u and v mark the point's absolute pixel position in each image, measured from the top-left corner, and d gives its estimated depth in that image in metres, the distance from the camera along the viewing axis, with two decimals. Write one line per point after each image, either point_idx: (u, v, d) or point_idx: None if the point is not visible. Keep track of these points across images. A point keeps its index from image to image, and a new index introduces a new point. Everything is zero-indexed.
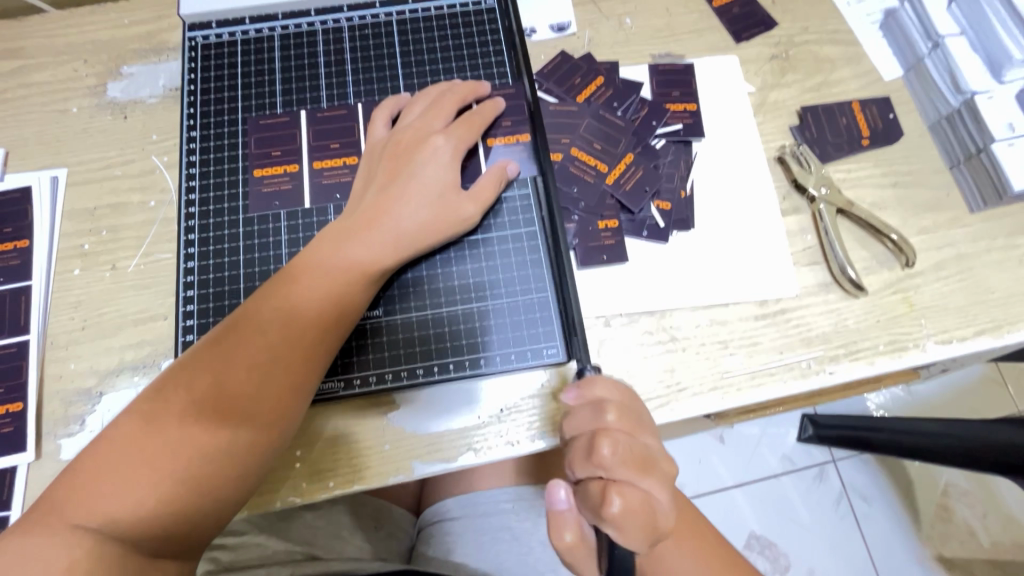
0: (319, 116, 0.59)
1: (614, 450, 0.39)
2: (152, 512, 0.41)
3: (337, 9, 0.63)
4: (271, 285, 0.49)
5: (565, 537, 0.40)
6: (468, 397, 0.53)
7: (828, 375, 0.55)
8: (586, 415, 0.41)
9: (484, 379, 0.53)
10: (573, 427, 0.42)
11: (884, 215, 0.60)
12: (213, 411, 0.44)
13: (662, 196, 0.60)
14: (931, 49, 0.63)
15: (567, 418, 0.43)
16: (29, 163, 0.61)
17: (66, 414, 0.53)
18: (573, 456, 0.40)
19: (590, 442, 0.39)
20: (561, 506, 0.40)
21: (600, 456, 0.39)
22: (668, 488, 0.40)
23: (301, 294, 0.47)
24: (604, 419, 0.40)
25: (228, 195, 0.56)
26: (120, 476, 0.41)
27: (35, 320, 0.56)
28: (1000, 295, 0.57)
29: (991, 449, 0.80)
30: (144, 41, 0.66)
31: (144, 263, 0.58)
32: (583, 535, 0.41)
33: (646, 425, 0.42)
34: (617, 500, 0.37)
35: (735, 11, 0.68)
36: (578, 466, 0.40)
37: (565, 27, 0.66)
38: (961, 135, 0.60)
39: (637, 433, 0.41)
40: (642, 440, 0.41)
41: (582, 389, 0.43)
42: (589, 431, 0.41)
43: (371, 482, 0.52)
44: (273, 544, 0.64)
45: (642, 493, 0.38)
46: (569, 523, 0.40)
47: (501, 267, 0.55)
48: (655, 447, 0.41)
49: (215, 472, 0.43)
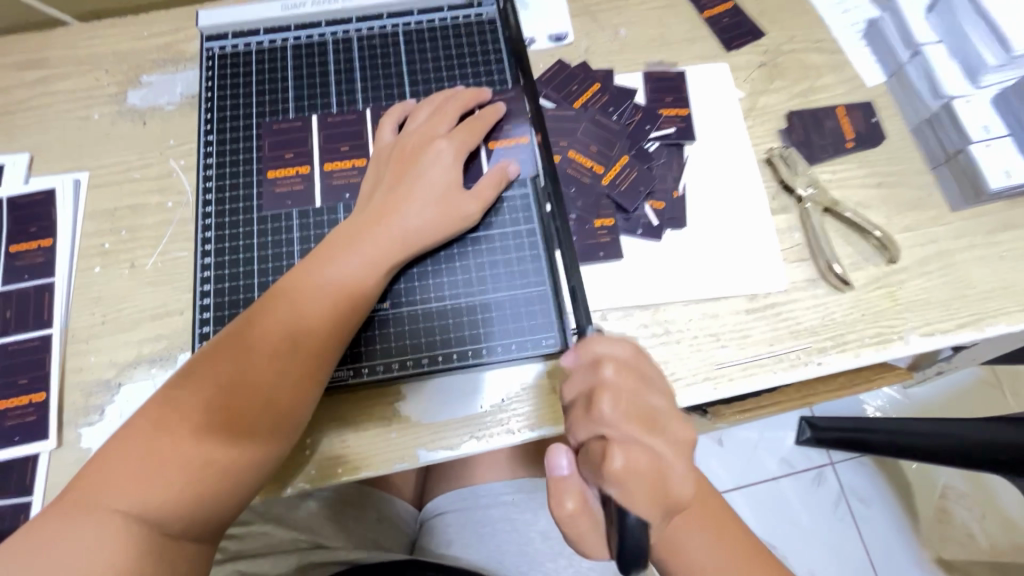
0: (330, 120, 0.62)
1: (613, 406, 0.39)
2: (177, 496, 0.43)
3: (347, 20, 0.66)
4: (284, 281, 0.51)
5: (567, 503, 0.40)
6: (468, 388, 0.56)
7: (817, 366, 0.57)
8: (584, 377, 0.41)
9: (487, 370, 0.56)
10: (573, 389, 0.42)
11: (868, 214, 0.63)
12: (232, 399, 0.46)
13: (656, 196, 0.62)
14: (912, 56, 0.66)
15: (568, 381, 0.42)
16: (53, 166, 0.64)
17: (86, 404, 0.56)
18: (573, 415, 0.41)
19: (590, 400, 0.40)
20: (561, 472, 0.41)
21: (599, 413, 0.39)
22: (677, 446, 0.40)
23: (314, 288, 0.50)
24: (604, 374, 0.40)
25: (243, 196, 0.59)
26: (144, 462, 0.43)
27: (58, 315, 0.58)
28: (981, 289, 0.59)
29: (984, 445, 0.82)
30: (163, 52, 0.69)
31: (162, 261, 0.60)
32: (586, 502, 0.41)
33: (652, 382, 0.41)
34: (619, 456, 0.37)
35: (725, 22, 0.71)
36: (580, 424, 0.40)
37: (562, 37, 0.69)
38: (941, 137, 0.63)
39: (642, 392, 0.40)
40: (647, 398, 0.40)
41: (580, 352, 0.42)
42: (588, 392, 0.40)
43: (378, 468, 0.54)
44: (279, 533, 0.66)
45: (648, 449, 0.38)
46: (571, 489, 0.41)
47: (503, 262, 0.58)
48: (664, 406, 0.41)
49: (235, 457, 0.45)
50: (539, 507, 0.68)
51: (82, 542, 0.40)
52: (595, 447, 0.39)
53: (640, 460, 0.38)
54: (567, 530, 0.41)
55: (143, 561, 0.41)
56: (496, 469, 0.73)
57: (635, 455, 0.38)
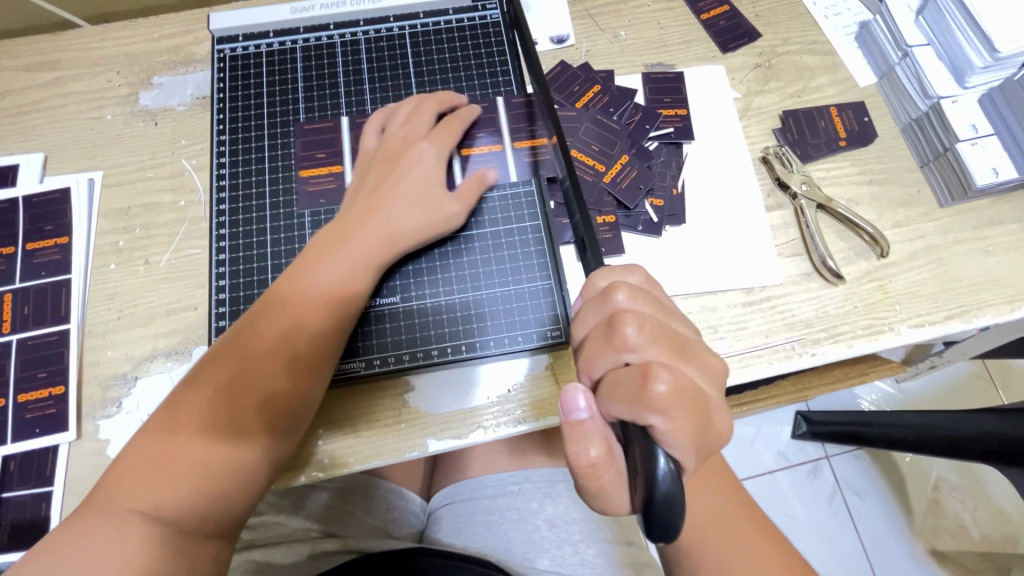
0: (360, 120, 0.63)
1: (639, 329, 0.38)
2: (186, 495, 0.45)
3: (354, 23, 0.68)
4: (276, 283, 0.53)
5: (590, 451, 0.38)
6: (472, 380, 0.57)
7: (811, 356, 0.59)
8: (598, 306, 0.41)
9: (482, 363, 0.58)
10: (586, 325, 0.41)
11: (860, 210, 0.65)
12: (230, 398, 0.48)
13: (656, 194, 0.64)
14: (901, 58, 0.68)
15: (580, 319, 0.42)
16: (67, 166, 0.66)
17: (104, 397, 0.57)
18: (593, 348, 0.40)
19: (611, 325, 0.39)
20: (581, 415, 0.38)
21: (625, 337, 0.38)
22: (702, 369, 0.40)
23: (303, 288, 0.51)
24: (619, 300, 0.40)
25: (255, 194, 0.61)
26: (155, 465, 0.46)
27: (75, 311, 0.60)
28: (968, 282, 0.62)
29: (974, 436, 0.84)
30: (173, 54, 0.71)
31: (176, 258, 0.62)
32: (609, 451, 0.38)
33: (665, 308, 0.42)
34: (663, 378, 0.36)
35: (722, 24, 0.73)
36: (604, 354, 0.39)
37: (564, 39, 0.72)
38: (930, 136, 0.65)
39: (662, 317, 0.41)
40: (666, 322, 0.41)
41: (590, 284, 0.43)
42: (607, 319, 0.40)
43: (389, 457, 0.56)
44: (292, 523, 0.69)
45: (680, 371, 0.38)
46: (591, 432, 0.38)
47: (508, 257, 0.60)
48: (680, 332, 0.41)
49: (235, 454, 0.47)
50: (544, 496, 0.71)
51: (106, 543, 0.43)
52: (624, 373, 0.38)
53: (676, 379, 0.37)
54: (588, 480, 0.39)
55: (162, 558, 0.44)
56: (502, 461, 0.75)
57: (672, 374, 0.37)
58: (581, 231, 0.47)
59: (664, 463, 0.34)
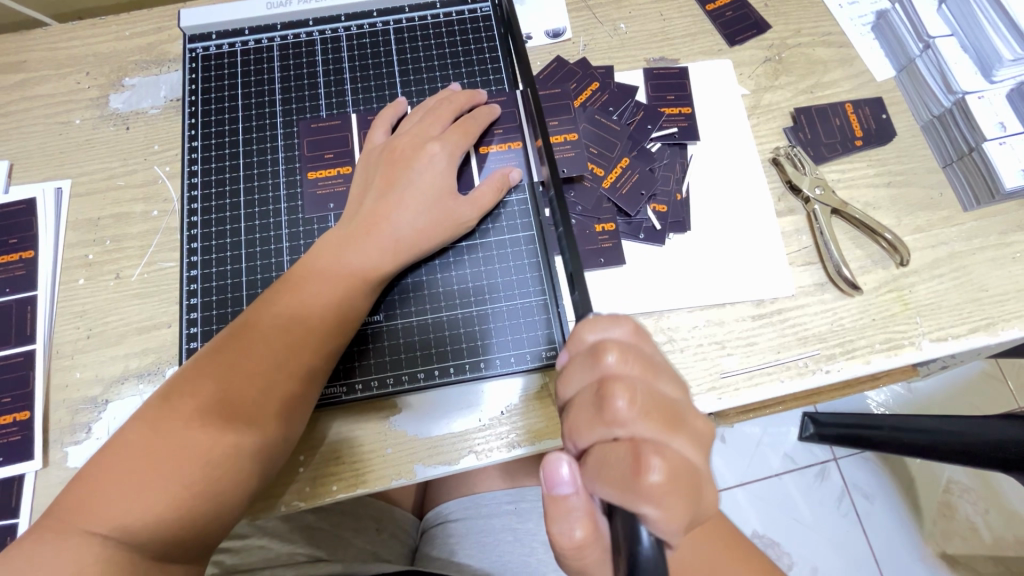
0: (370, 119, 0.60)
1: (629, 401, 0.35)
2: (167, 512, 0.42)
3: (336, 18, 0.64)
4: (270, 294, 0.49)
5: (574, 531, 0.36)
6: (471, 400, 0.54)
7: (825, 373, 0.55)
8: (587, 367, 0.37)
9: (485, 382, 0.54)
10: (573, 386, 0.38)
11: (878, 215, 0.61)
12: (216, 417, 0.44)
13: (659, 199, 0.60)
14: (922, 50, 0.63)
15: (568, 379, 0.38)
16: (34, 174, 0.62)
17: (73, 422, 0.54)
18: (580, 418, 0.36)
19: (601, 393, 0.35)
20: (563, 490, 0.36)
21: (615, 410, 0.35)
22: (698, 441, 0.36)
23: (303, 299, 0.48)
24: (607, 363, 0.37)
25: (230, 204, 0.57)
26: (131, 482, 0.42)
27: (42, 329, 0.56)
28: (994, 291, 0.57)
29: (992, 446, 0.79)
30: (146, 53, 0.67)
31: (148, 272, 0.58)
32: (593, 526, 0.36)
33: (656, 369, 0.38)
34: (654, 463, 0.32)
35: (728, 15, 0.68)
36: (591, 426, 0.36)
37: (560, 33, 0.67)
38: (954, 135, 0.61)
39: (653, 380, 0.37)
40: (658, 387, 0.37)
41: (576, 344, 0.39)
42: (595, 385, 0.37)
43: (374, 486, 0.52)
44: (277, 547, 0.64)
45: (673, 450, 0.34)
46: (574, 510, 0.36)
47: (501, 271, 0.56)
48: (669, 394, 0.38)
49: (217, 476, 0.43)
50: (541, 516, 0.68)
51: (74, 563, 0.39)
52: (613, 450, 0.34)
53: (670, 462, 0.33)
54: (573, 555, 0.37)
55: None
56: (498, 479, 0.72)
57: (664, 457, 0.33)
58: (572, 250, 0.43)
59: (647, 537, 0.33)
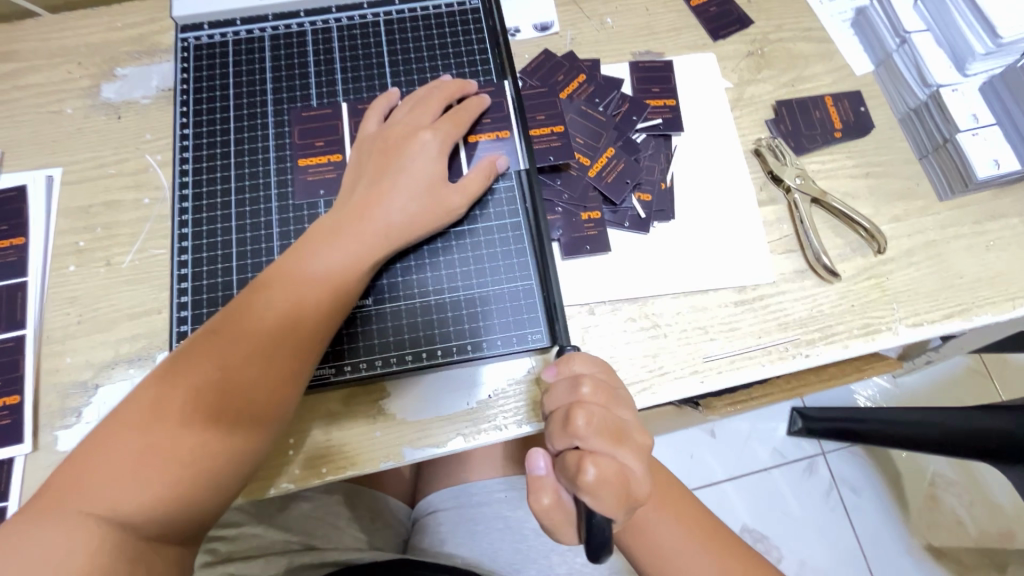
0: (361, 108, 0.61)
1: (587, 421, 0.38)
2: (161, 489, 0.43)
3: (327, 10, 0.64)
4: (263, 279, 0.50)
5: (543, 499, 0.40)
6: (471, 383, 0.55)
7: (805, 358, 0.57)
8: (563, 390, 0.41)
9: (483, 364, 0.55)
10: (551, 403, 0.42)
11: (856, 204, 0.62)
12: (211, 399, 0.45)
13: (644, 188, 0.62)
14: (898, 45, 0.65)
15: (549, 396, 0.43)
16: (25, 162, 0.62)
17: (63, 407, 0.54)
18: (550, 429, 0.41)
19: (566, 414, 0.39)
20: (539, 472, 0.40)
21: (574, 428, 0.38)
22: (642, 457, 0.40)
23: (297, 284, 0.49)
24: (580, 391, 0.41)
25: (221, 190, 0.58)
26: (125, 461, 0.42)
27: (32, 315, 0.57)
28: (968, 278, 0.59)
29: (978, 436, 0.82)
30: (138, 44, 0.67)
31: (139, 258, 0.59)
32: (561, 498, 0.40)
33: (621, 400, 0.42)
34: (591, 468, 0.37)
35: (712, 10, 0.70)
36: (556, 437, 0.40)
37: (548, 27, 0.68)
38: (930, 127, 0.62)
39: (613, 406, 0.41)
40: (616, 414, 0.41)
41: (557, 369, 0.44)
42: (565, 405, 0.41)
43: (363, 467, 0.53)
44: (269, 534, 0.65)
45: (616, 462, 0.38)
46: (547, 486, 0.40)
47: (489, 256, 0.57)
48: (629, 420, 0.41)
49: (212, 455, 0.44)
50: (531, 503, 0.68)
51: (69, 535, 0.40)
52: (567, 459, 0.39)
53: (603, 476, 0.37)
54: (541, 522, 0.41)
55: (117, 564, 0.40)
56: (490, 467, 0.73)
57: (601, 466, 0.37)
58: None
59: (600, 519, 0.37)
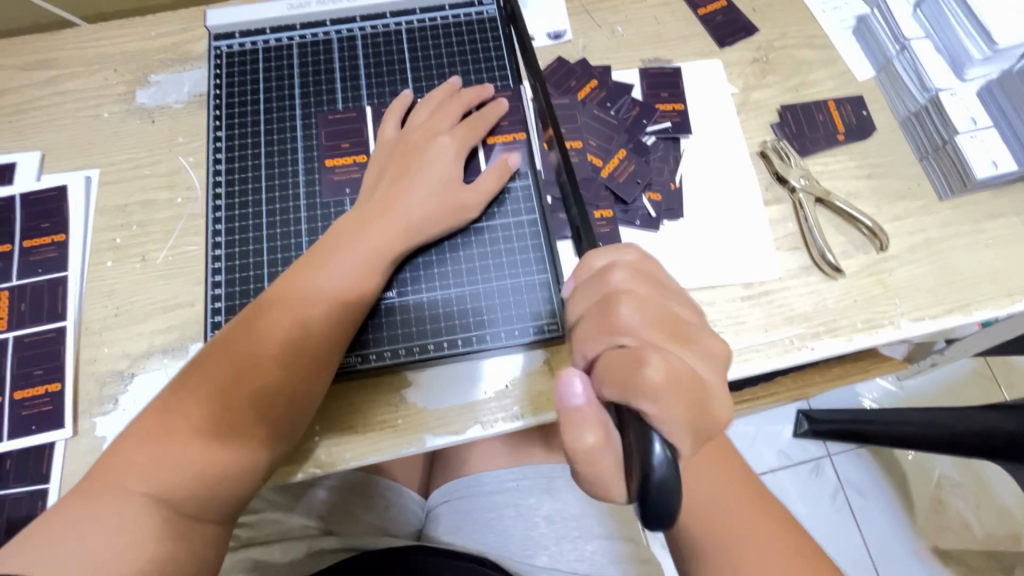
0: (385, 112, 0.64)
1: (633, 308, 0.40)
2: (187, 480, 0.45)
3: (351, 19, 0.68)
4: (284, 281, 0.52)
5: (585, 436, 0.36)
6: (472, 381, 0.57)
7: (810, 350, 0.59)
8: (595, 286, 0.42)
9: (481, 360, 0.58)
10: (581, 307, 0.43)
11: (859, 204, 0.65)
12: (232, 398, 0.47)
13: (654, 188, 0.64)
14: (899, 51, 0.67)
15: (575, 302, 0.43)
16: (65, 163, 0.66)
17: (101, 394, 0.57)
18: (589, 330, 0.41)
19: (608, 303, 0.41)
20: (576, 400, 0.37)
21: (620, 316, 0.40)
22: (701, 355, 0.40)
23: (314, 289, 0.51)
24: (616, 281, 0.42)
25: (252, 189, 0.61)
26: (156, 453, 0.45)
27: (72, 307, 0.60)
28: (968, 275, 0.61)
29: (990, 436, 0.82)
30: (171, 52, 0.71)
31: (172, 254, 0.62)
32: (608, 434, 0.36)
33: (669, 292, 0.43)
34: (652, 361, 0.36)
35: (719, 19, 0.73)
36: (600, 337, 0.40)
37: (561, 35, 0.71)
38: (929, 130, 0.65)
39: (660, 296, 0.42)
40: (667, 305, 0.41)
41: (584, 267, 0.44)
42: (602, 299, 0.42)
43: (386, 453, 0.55)
44: (290, 520, 0.68)
45: (675, 356, 0.38)
46: (586, 419, 0.36)
47: (506, 251, 0.59)
48: (685, 316, 0.42)
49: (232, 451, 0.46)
50: (543, 493, 0.69)
51: (102, 518, 0.42)
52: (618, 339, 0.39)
53: (670, 363, 0.36)
54: (581, 471, 0.37)
55: (163, 538, 0.43)
56: (502, 457, 0.73)
57: (664, 360, 0.36)
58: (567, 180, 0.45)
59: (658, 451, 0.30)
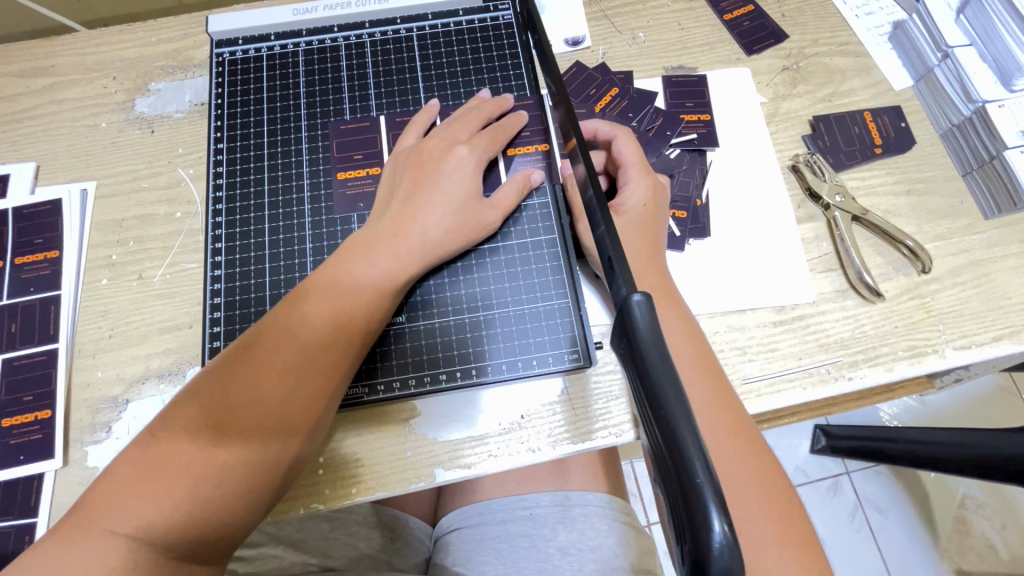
0: (400, 121, 0.61)
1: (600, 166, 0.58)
2: (174, 521, 0.40)
3: (360, 25, 0.65)
4: (286, 304, 0.48)
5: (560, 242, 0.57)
6: (471, 410, 0.54)
7: (848, 380, 0.55)
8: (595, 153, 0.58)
9: (488, 388, 0.54)
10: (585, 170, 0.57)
11: (897, 222, 0.61)
12: (224, 430, 0.43)
13: (678, 205, 0.61)
14: (940, 59, 0.64)
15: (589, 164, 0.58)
16: (60, 176, 0.63)
17: (93, 421, 0.54)
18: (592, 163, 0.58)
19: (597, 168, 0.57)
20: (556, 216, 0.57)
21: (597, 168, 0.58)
22: (644, 215, 0.53)
23: (316, 309, 0.47)
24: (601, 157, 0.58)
25: (255, 204, 0.58)
26: (142, 489, 0.41)
27: (65, 329, 0.57)
28: (1016, 299, 0.57)
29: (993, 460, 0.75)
30: (171, 59, 0.68)
31: (171, 273, 0.59)
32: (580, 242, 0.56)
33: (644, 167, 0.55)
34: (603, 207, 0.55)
35: (746, 25, 0.69)
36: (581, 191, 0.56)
37: (580, 41, 0.68)
38: (974, 144, 0.61)
39: (636, 167, 0.55)
40: (630, 180, 0.55)
41: (599, 124, 0.58)
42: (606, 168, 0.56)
43: (394, 488, 0.52)
44: (289, 555, 0.63)
45: (625, 202, 0.54)
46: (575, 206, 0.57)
47: (523, 274, 0.56)
48: (643, 186, 0.54)
49: (224, 489, 0.42)
50: (558, 522, 0.63)
51: (80, 560, 0.38)
52: (634, 200, 0.54)
53: (625, 217, 0.53)
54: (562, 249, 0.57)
55: None
56: (513, 484, 0.68)
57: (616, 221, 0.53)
58: (591, 193, 0.40)
59: (717, 527, 0.25)
